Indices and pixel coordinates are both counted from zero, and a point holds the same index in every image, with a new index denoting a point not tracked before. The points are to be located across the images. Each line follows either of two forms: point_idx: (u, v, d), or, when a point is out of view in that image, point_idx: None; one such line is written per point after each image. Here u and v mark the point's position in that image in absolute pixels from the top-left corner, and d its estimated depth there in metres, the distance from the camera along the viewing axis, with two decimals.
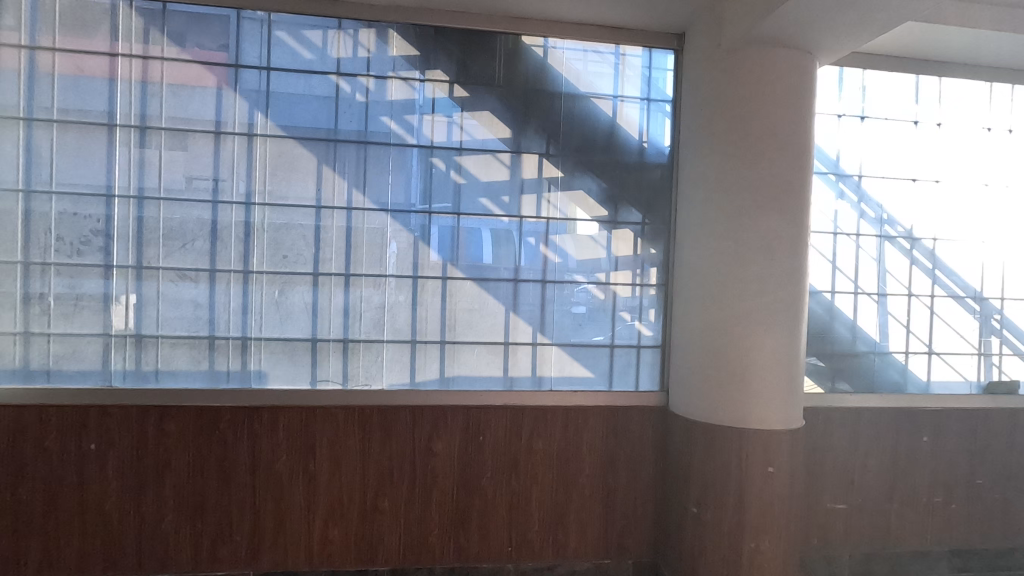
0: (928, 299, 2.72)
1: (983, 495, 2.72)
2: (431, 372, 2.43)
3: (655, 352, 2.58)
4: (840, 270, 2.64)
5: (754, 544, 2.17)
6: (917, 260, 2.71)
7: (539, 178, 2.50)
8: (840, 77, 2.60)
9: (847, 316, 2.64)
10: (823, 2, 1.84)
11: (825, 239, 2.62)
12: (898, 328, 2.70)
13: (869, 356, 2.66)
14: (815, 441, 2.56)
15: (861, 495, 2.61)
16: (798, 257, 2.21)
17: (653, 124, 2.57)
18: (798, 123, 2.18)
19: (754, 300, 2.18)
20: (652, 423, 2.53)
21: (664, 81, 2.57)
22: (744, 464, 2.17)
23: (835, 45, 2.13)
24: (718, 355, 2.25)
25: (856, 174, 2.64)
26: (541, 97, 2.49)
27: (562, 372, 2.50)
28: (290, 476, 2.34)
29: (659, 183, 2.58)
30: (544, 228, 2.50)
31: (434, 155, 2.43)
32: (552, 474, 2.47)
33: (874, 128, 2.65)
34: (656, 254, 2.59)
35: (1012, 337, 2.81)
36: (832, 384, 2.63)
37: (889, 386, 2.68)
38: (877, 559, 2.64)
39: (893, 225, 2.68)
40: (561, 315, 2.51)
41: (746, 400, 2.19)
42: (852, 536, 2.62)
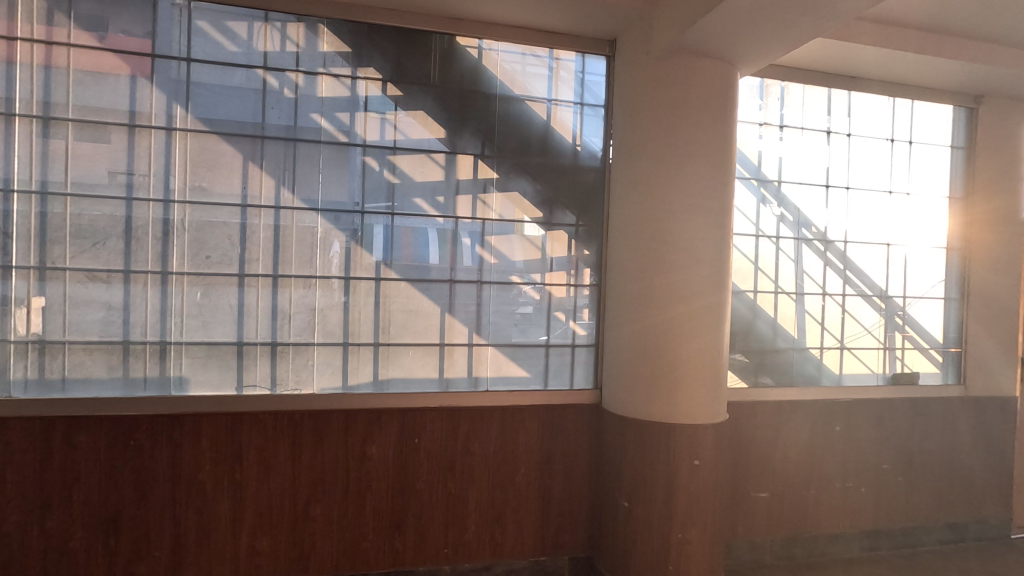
0: (841, 298, 2.91)
1: (888, 479, 2.93)
2: (365, 375, 2.39)
3: (589, 351, 2.64)
4: (761, 271, 2.78)
5: (681, 535, 2.26)
6: (831, 261, 2.89)
7: (474, 179, 2.50)
8: (761, 88, 2.74)
9: (768, 314, 2.79)
10: (740, 16, 1.94)
11: (747, 240, 2.76)
12: (815, 325, 2.87)
13: (788, 351, 2.82)
14: (739, 433, 2.69)
15: (781, 483, 2.76)
16: (722, 258, 2.31)
17: (587, 127, 2.62)
18: (719, 130, 2.30)
19: (682, 299, 2.27)
20: (587, 420, 2.58)
21: (597, 86, 2.63)
22: (671, 458, 2.26)
23: (752, 57, 2.25)
24: (647, 353, 2.32)
25: (775, 180, 2.79)
26: (475, 98, 2.50)
27: (498, 372, 2.52)
28: (215, 486, 2.24)
29: (592, 186, 2.64)
30: (480, 229, 2.50)
31: (367, 154, 2.38)
32: (489, 474, 2.48)
33: (791, 137, 2.81)
34: (590, 255, 2.64)
35: (915, 333, 3.04)
36: (755, 379, 2.77)
37: (806, 380, 2.85)
38: (796, 543, 2.80)
39: (808, 228, 2.85)
40: (497, 315, 2.53)
41: (674, 396, 2.28)
42: (774, 522, 2.76)
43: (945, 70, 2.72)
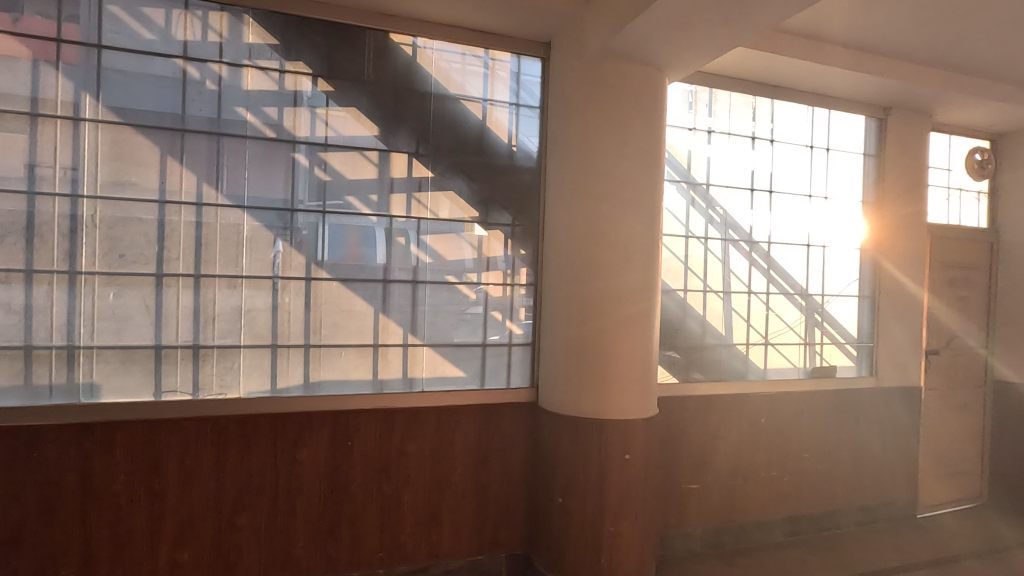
0: (765, 295, 3.06)
1: (809, 467, 3.11)
2: (294, 378, 2.32)
3: (526, 349, 2.66)
4: (691, 270, 2.89)
5: (613, 528, 2.32)
6: (756, 261, 3.03)
7: (409, 177, 2.47)
8: (689, 94, 2.85)
9: (697, 312, 2.90)
10: (664, 24, 2.01)
11: (678, 241, 2.85)
12: (741, 322, 3.00)
13: (716, 347, 2.94)
14: (671, 427, 2.79)
15: (710, 474, 2.88)
16: (651, 258, 2.39)
17: (522, 128, 2.65)
18: (648, 134, 2.37)
19: (613, 298, 2.33)
20: (523, 419, 2.60)
21: (532, 88, 2.66)
22: (603, 453, 2.32)
23: (678, 63, 2.34)
24: (580, 351, 2.37)
25: (703, 183, 2.91)
26: (410, 96, 2.47)
27: (434, 372, 2.50)
28: (131, 498, 2.12)
29: (528, 186, 2.66)
30: (414, 228, 2.48)
31: (297, 150, 2.32)
32: (425, 476, 2.46)
33: (718, 142, 2.93)
34: (526, 254, 2.66)
35: (832, 329, 3.23)
36: (685, 374, 2.87)
37: (733, 375, 2.97)
38: (724, 531, 2.92)
39: (735, 229, 2.98)
40: (432, 315, 2.51)
41: (607, 393, 2.33)
42: (704, 512, 2.87)
43: (857, 83, 2.90)
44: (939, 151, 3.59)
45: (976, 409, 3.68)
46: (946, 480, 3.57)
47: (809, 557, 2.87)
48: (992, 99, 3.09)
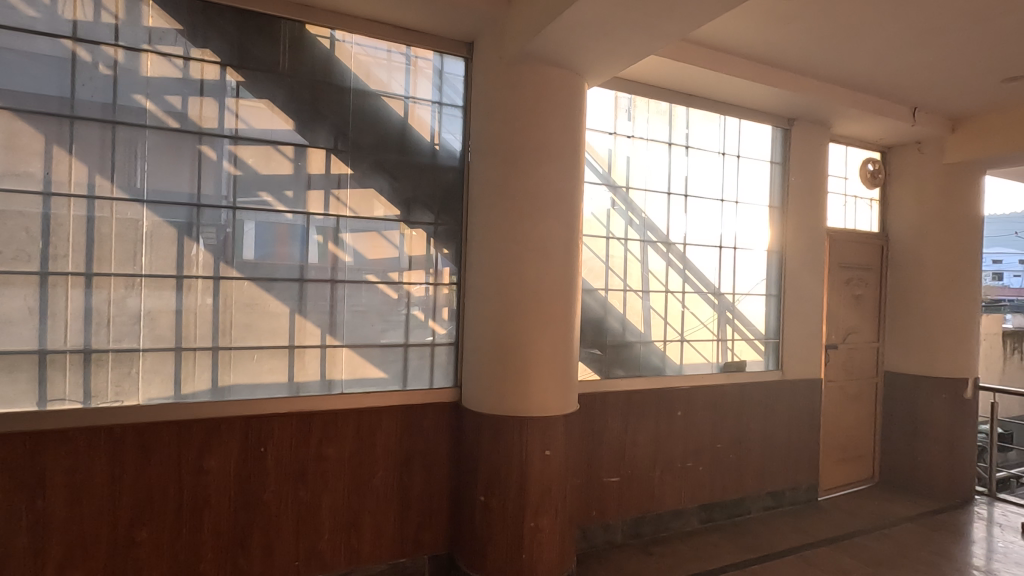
0: (681, 294, 3.20)
1: (721, 457, 3.28)
2: (201, 383, 2.19)
3: (449, 349, 2.65)
4: (612, 270, 2.98)
5: (534, 523, 2.35)
6: (673, 261, 3.17)
7: (326, 174, 2.40)
8: (609, 100, 2.94)
9: (618, 310, 2.99)
10: (579, 29, 2.06)
11: (599, 241, 2.94)
12: (659, 320, 3.12)
13: (636, 345, 3.04)
14: (592, 422, 2.87)
15: (630, 467, 2.99)
16: (571, 257, 2.44)
17: (445, 127, 2.64)
18: (568, 136, 2.42)
19: (534, 296, 2.37)
20: (446, 419, 2.60)
21: (455, 87, 2.65)
22: (524, 450, 2.35)
23: (595, 69, 2.40)
24: (501, 350, 2.38)
25: (623, 186, 3.01)
26: (328, 90, 2.41)
27: (354, 374, 2.45)
28: (9, 519, 1.93)
29: (451, 185, 2.66)
30: (332, 225, 2.41)
31: (203, 142, 2.20)
32: (344, 480, 2.40)
33: (637, 147, 3.04)
34: (449, 254, 2.66)
35: (742, 326, 3.42)
36: (607, 371, 2.96)
37: (651, 370, 3.09)
38: (643, 521, 3.03)
39: (653, 231, 3.10)
40: (352, 315, 2.45)
41: (527, 391, 2.36)
42: (624, 504, 2.97)
43: (762, 95, 3.09)
44: (837, 161, 3.89)
45: (868, 398, 4.01)
46: (843, 464, 3.88)
47: (720, 542, 3.04)
48: (880, 115, 3.38)
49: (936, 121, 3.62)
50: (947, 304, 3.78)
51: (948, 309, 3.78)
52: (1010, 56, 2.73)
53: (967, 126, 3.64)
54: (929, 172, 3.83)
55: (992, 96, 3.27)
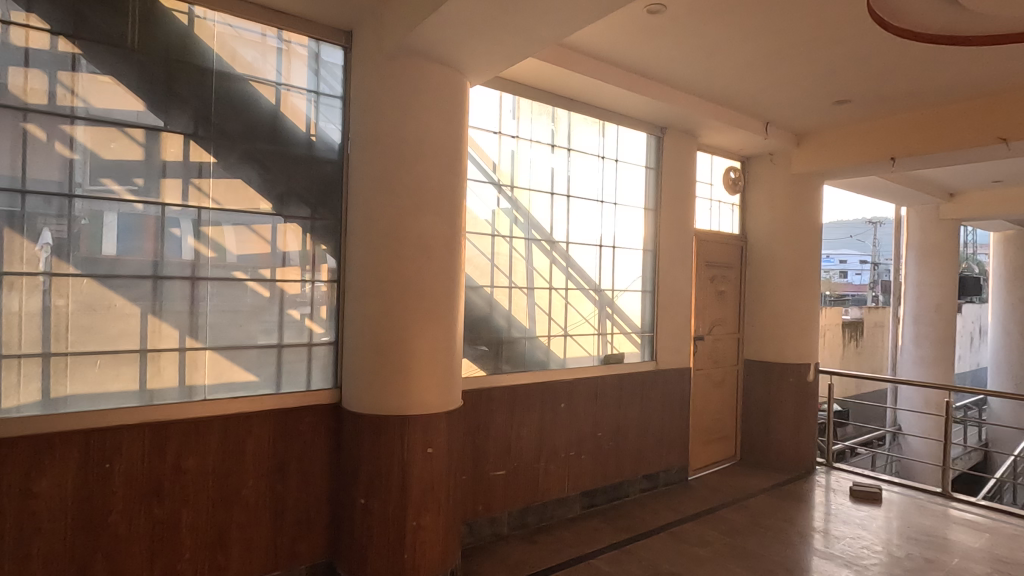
0: (564, 291, 3.32)
1: (602, 444, 3.47)
2: (29, 395, 1.93)
3: (328, 348, 2.55)
4: (497, 267, 3.03)
5: (416, 522, 2.32)
6: (556, 259, 3.29)
7: (185, 161, 2.21)
8: (494, 100, 2.98)
9: (503, 307, 3.05)
10: (456, 26, 2.06)
11: (484, 239, 2.97)
12: (543, 316, 3.22)
13: (521, 340, 3.12)
14: (478, 418, 2.90)
15: (515, 459, 3.06)
16: (453, 254, 2.44)
17: (322, 117, 2.53)
18: (449, 134, 2.41)
19: (415, 294, 2.34)
20: (324, 422, 2.49)
21: (333, 76, 2.55)
22: (405, 448, 2.32)
23: (476, 67, 2.42)
24: (382, 348, 2.33)
25: (508, 185, 3.06)
26: (187, 70, 2.21)
27: (219, 378, 2.28)
28: None
29: (329, 178, 2.55)
30: (193, 218, 2.22)
31: (30, 120, 1.93)
32: (209, 493, 2.22)
33: (521, 147, 3.11)
34: (327, 250, 2.55)
35: (621, 320, 3.63)
36: (492, 366, 3.00)
37: (536, 365, 3.19)
38: (529, 511, 3.13)
39: (537, 229, 3.20)
40: (217, 314, 2.27)
41: (408, 389, 2.34)
42: (509, 496, 3.04)
43: (637, 103, 3.30)
44: (704, 168, 4.25)
45: (731, 384, 4.43)
46: (710, 445, 4.26)
47: (600, 525, 3.21)
48: (738, 127, 3.74)
49: (784, 136, 4.07)
50: (794, 299, 4.27)
51: (794, 303, 4.27)
52: (837, 82, 3.13)
53: (809, 141, 4.13)
54: (780, 181, 4.30)
55: (827, 116, 3.74)
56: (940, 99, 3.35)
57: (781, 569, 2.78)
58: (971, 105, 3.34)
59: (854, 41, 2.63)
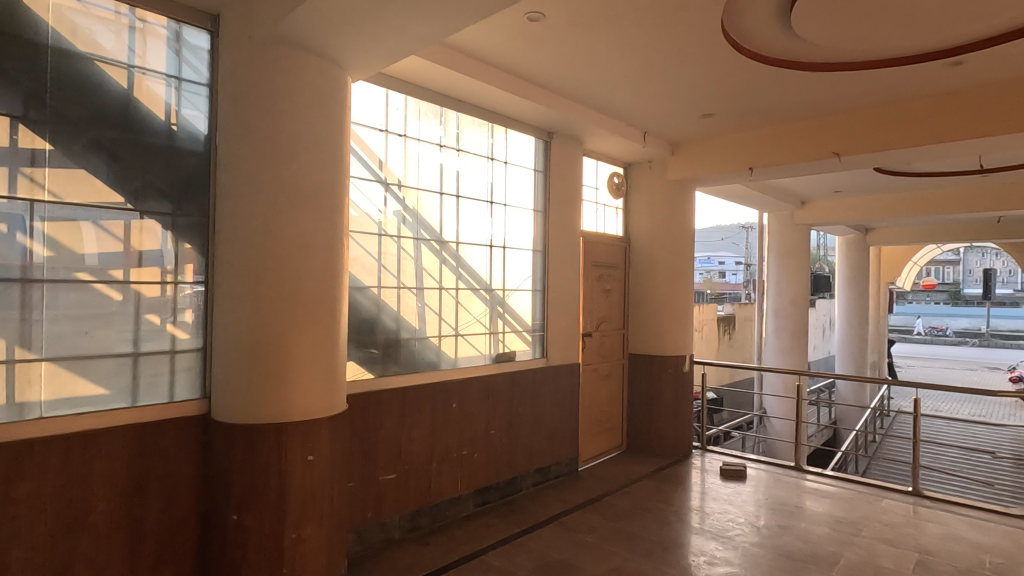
0: (454, 290, 3.33)
1: (495, 442, 3.52)
2: None
3: (194, 356, 2.36)
4: (385, 267, 2.97)
5: (296, 534, 2.21)
6: (446, 259, 3.29)
7: (13, 148, 1.93)
8: (379, 97, 2.92)
9: (391, 308, 2.99)
10: (332, 17, 2.00)
11: (371, 238, 2.90)
12: (434, 316, 3.20)
13: (410, 341, 3.08)
14: (366, 422, 2.83)
15: (406, 462, 3.02)
16: (334, 253, 2.36)
17: (185, 105, 2.34)
18: (329, 129, 2.33)
19: (293, 295, 2.24)
20: (191, 435, 2.30)
21: (197, 61, 2.37)
22: (281, 457, 2.20)
23: (356, 62, 2.36)
24: (255, 353, 2.20)
25: (395, 183, 3.01)
26: (15, 45, 1.94)
27: (60, 393, 2.02)
28: None
29: (194, 172, 2.36)
30: (24, 212, 1.95)
31: None
32: (48, 523, 1.96)
33: (409, 146, 3.08)
34: (192, 249, 2.36)
35: (512, 319, 3.70)
36: (380, 369, 2.94)
37: (426, 366, 3.16)
38: (421, 514, 3.10)
39: (426, 229, 3.18)
40: (56, 321, 2.02)
41: (287, 395, 2.22)
42: (400, 499, 2.99)
43: (523, 107, 3.39)
44: (590, 172, 4.46)
45: (617, 377, 4.69)
46: (598, 436, 4.47)
47: (493, 521, 3.25)
48: (619, 135, 3.97)
49: (660, 145, 4.39)
50: (671, 296, 4.61)
51: (672, 299, 4.61)
52: (702, 97, 3.43)
53: (682, 151, 4.48)
54: (658, 186, 4.62)
55: (696, 128, 4.08)
56: (787, 117, 3.79)
57: (659, 547, 2.99)
58: (811, 123, 3.81)
59: (714, 60, 2.89)
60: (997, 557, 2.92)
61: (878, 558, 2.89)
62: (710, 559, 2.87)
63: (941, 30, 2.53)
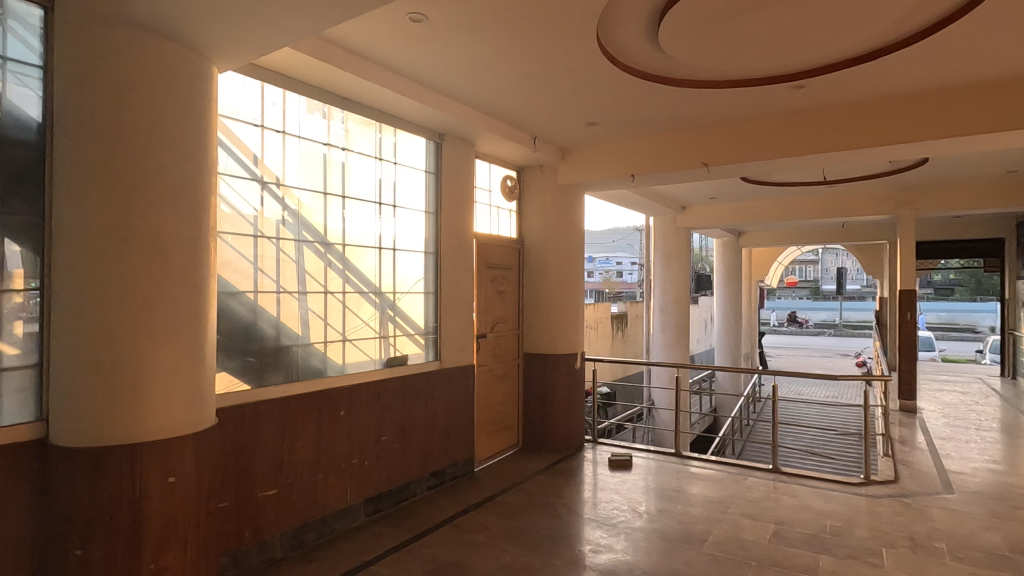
0: (341, 294, 3.21)
1: (386, 448, 3.44)
2: None
3: (25, 373, 2.08)
4: (262, 271, 2.79)
5: (155, 565, 2.02)
6: (331, 261, 3.16)
7: None
8: (253, 90, 2.76)
9: (270, 314, 2.82)
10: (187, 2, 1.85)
11: (245, 240, 2.72)
12: (318, 321, 3.07)
13: (291, 348, 2.92)
14: (241, 436, 2.65)
15: (288, 476, 2.87)
16: (197, 256, 2.19)
17: (10, 88, 2.05)
18: (190, 123, 2.16)
19: (148, 303, 2.04)
20: (23, 463, 2.02)
21: (26, 38, 2.08)
22: (134, 481, 1.99)
23: (220, 51, 2.20)
24: (102, 368, 1.98)
25: (273, 182, 2.85)
26: None
27: None
28: None
29: (23, 164, 2.07)
30: None
31: None
32: None
33: (288, 143, 2.92)
34: (22, 252, 2.07)
35: (403, 322, 3.64)
36: (257, 379, 2.76)
37: (309, 373, 3.02)
38: (306, 529, 2.96)
39: (309, 230, 3.03)
40: None
41: (141, 412, 2.02)
42: (281, 516, 2.84)
43: (411, 108, 3.35)
44: (482, 175, 4.50)
45: (512, 377, 4.77)
46: (495, 436, 4.53)
47: (384, 530, 3.18)
48: (509, 139, 4.05)
49: (550, 150, 4.53)
50: (562, 296, 4.77)
51: (563, 299, 4.78)
52: (585, 106, 3.59)
53: (571, 156, 4.66)
54: (549, 190, 4.77)
55: (583, 135, 4.27)
56: (663, 128, 4.07)
57: (548, 540, 3.08)
58: (684, 134, 4.12)
59: (593, 71, 3.04)
60: (836, 521, 3.33)
61: (740, 531, 3.18)
62: (595, 547, 3.00)
63: (784, 57, 2.85)
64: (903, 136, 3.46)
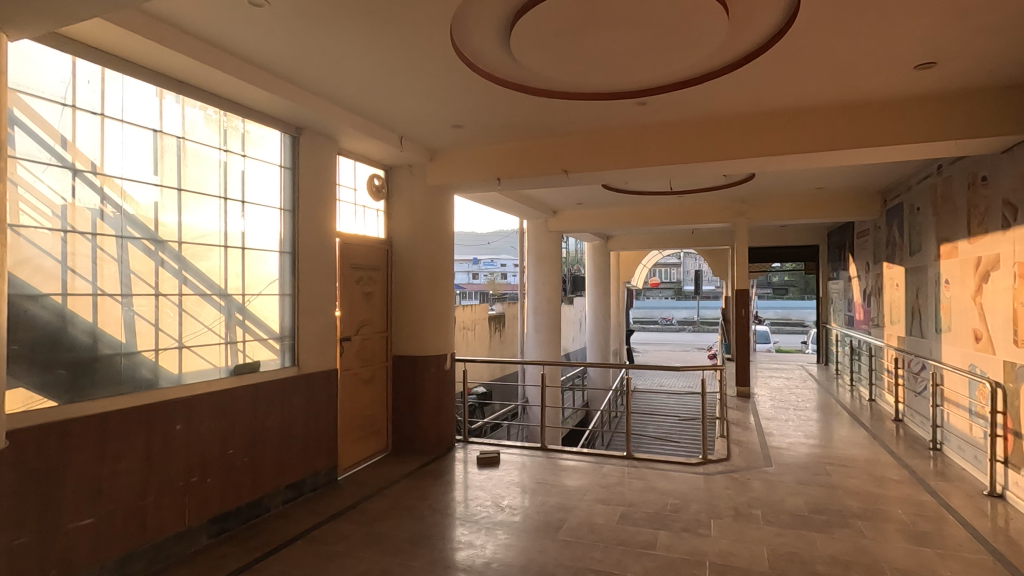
0: (176, 297, 2.91)
1: (234, 462, 3.19)
2: None
3: None
4: (72, 271, 2.45)
5: None
6: (164, 261, 2.86)
7: None
8: (61, 64, 2.42)
9: (83, 319, 2.49)
10: None
11: (51, 235, 2.37)
12: (147, 327, 2.76)
13: (112, 357, 2.59)
14: (45, 461, 2.30)
15: (109, 501, 2.55)
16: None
17: None
18: None
19: None
20: None
21: None
22: None
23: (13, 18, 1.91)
24: None
25: (89, 170, 2.52)
26: None
27: None
28: None
29: None
30: None
31: None
32: None
33: (108, 127, 2.60)
34: None
35: (254, 326, 3.39)
36: (65, 394, 2.41)
37: (136, 385, 2.70)
38: (132, 559, 2.65)
39: (135, 226, 2.72)
40: None
41: None
42: (100, 547, 2.52)
43: (260, 98, 3.15)
44: (347, 172, 4.35)
45: (380, 380, 4.65)
46: (360, 442, 4.38)
47: (230, 550, 2.94)
48: (372, 137, 3.95)
49: (418, 150, 4.50)
50: (431, 297, 4.75)
51: (432, 300, 4.76)
52: (448, 108, 3.63)
53: (439, 158, 4.66)
54: (418, 191, 4.73)
55: (449, 137, 4.29)
56: (526, 135, 4.22)
57: (409, 543, 3.05)
58: (545, 142, 4.31)
59: (450, 74, 3.08)
60: (676, 498, 3.68)
61: (593, 516, 3.40)
62: (456, 544, 3.03)
63: (626, 75, 3.10)
64: (728, 153, 3.91)
